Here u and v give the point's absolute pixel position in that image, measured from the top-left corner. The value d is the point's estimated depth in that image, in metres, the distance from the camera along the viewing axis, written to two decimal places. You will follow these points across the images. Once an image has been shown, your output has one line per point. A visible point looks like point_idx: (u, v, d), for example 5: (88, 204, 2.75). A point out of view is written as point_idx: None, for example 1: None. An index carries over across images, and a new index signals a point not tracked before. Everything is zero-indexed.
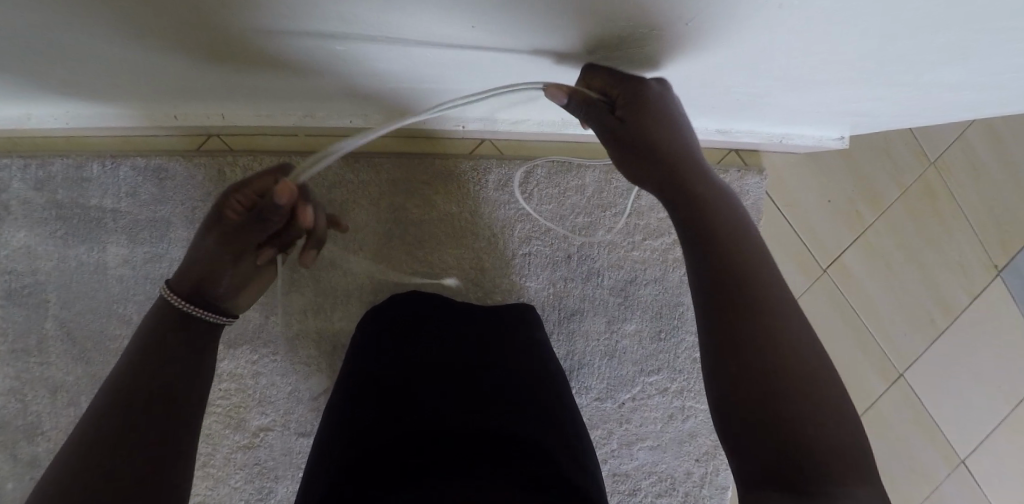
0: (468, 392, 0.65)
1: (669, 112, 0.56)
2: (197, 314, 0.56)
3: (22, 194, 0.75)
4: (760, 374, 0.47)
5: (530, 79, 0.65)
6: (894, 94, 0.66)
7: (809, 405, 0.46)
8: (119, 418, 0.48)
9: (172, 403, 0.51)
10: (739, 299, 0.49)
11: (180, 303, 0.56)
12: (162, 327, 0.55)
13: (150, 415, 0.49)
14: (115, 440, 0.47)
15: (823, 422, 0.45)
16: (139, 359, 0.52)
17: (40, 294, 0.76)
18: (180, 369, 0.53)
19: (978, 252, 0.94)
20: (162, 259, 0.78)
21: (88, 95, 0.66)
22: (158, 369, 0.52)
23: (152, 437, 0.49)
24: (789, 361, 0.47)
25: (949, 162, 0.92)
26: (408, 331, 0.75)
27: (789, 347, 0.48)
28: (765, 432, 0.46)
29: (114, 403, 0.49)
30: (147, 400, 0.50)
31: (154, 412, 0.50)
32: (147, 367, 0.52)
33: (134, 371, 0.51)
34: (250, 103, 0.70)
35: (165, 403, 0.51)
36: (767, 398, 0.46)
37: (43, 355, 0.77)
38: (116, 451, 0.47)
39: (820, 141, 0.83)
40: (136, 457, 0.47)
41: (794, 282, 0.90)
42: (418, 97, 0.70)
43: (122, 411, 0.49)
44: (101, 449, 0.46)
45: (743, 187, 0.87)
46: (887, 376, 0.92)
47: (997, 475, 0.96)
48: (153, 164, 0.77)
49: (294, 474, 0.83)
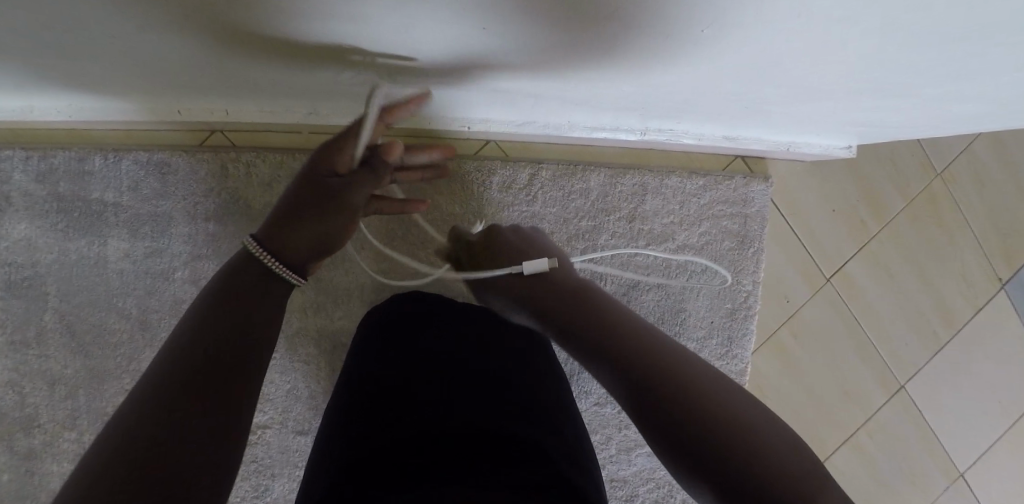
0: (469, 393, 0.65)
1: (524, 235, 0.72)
2: (282, 271, 0.57)
3: (23, 186, 0.75)
4: (693, 428, 0.48)
5: (533, 82, 0.64)
6: (904, 104, 0.65)
7: (745, 437, 0.47)
8: (168, 400, 0.46)
9: (225, 389, 0.48)
10: (645, 370, 0.52)
11: (265, 254, 0.56)
12: (219, 305, 0.52)
13: (201, 401, 0.47)
14: (162, 423, 0.45)
15: (766, 446, 0.47)
16: (193, 338, 0.50)
17: (40, 287, 0.76)
18: (234, 350, 0.51)
19: (983, 265, 0.93)
20: (163, 254, 0.78)
21: (91, 87, 0.65)
22: (211, 350, 0.49)
23: (201, 425, 0.46)
24: (710, 405, 0.49)
25: (955, 173, 0.92)
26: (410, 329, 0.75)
27: (687, 385, 0.51)
28: (725, 481, 0.46)
29: (166, 383, 0.47)
30: (197, 384, 0.47)
31: (205, 397, 0.47)
32: (201, 346, 0.49)
33: (188, 351, 0.49)
34: (253, 99, 0.70)
35: (218, 391, 0.48)
36: (711, 443, 0.47)
37: (42, 348, 0.76)
38: (166, 436, 0.44)
39: (827, 149, 0.82)
40: (182, 446, 0.44)
41: (797, 291, 0.90)
42: (423, 97, 0.70)
43: (173, 393, 0.46)
44: (149, 434, 0.44)
45: (748, 195, 0.86)
46: (888, 387, 0.92)
47: (995, 489, 0.96)
48: (156, 158, 0.76)
49: (291, 472, 0.83)
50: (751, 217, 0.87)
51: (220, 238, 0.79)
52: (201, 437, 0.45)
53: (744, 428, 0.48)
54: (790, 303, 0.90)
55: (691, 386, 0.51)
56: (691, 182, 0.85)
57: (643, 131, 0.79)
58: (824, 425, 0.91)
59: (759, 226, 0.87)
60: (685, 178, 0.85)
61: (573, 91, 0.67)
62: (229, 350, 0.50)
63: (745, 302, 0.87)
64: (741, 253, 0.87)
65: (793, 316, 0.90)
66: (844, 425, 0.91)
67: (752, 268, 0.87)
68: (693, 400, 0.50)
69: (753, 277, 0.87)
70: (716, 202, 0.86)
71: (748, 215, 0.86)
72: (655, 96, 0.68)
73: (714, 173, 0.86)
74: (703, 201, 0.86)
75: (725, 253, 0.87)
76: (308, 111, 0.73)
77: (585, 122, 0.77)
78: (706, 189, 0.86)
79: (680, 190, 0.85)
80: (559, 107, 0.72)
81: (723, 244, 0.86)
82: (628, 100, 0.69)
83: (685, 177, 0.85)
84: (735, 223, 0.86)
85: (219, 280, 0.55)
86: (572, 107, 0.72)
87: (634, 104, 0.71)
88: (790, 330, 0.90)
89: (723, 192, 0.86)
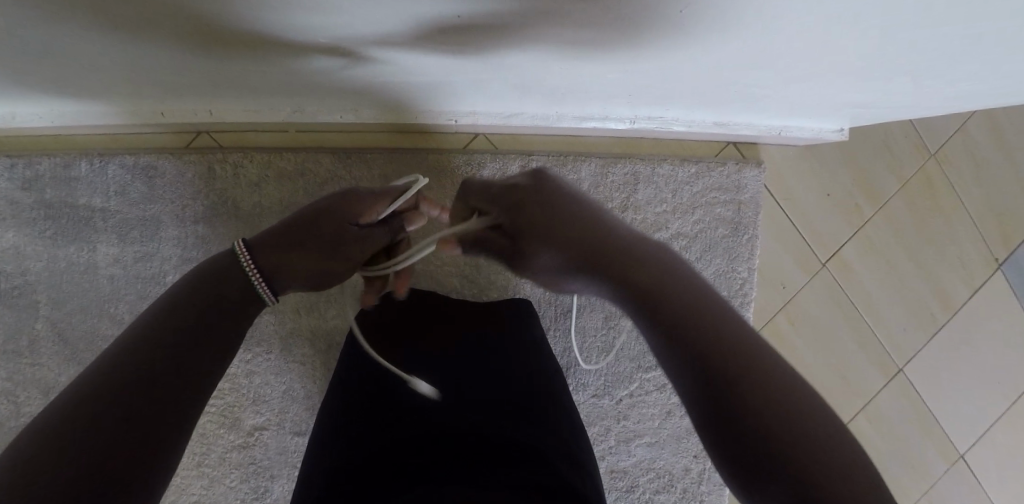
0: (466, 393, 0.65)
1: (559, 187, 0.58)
2: (264, 289, 0.56)
3: (10, 194, 0.74)
4: (768, 440, 0.40)
5: (519, 70, 0.63)
6: (894, 84, 0.64)
7: (784, 414, 0.40)
8: (104, 397, 0.43)
9: (176, 387, 0.46)
10: (681, 332, 0.45)
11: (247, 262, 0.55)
12: (180, 307, 0.51)
13: (138, 404, 0.44)
14: (90, 419, 0.42)
15: (806, 426, 0.40)
16: (146, 336, 0.48)
17: (31, 295, 0.76)
18: (187, 355, 0.48)
19: (978, 245, 0.92)
20: (153, 258, 0.77)
21: (73, 92, 0.65)
22: (161, 351, 0.47)
23: (133, 428, 0.43)
24: (751, 373, 0.42)
25: (949, 153, 0.91)
26: (405, 328, 0.74)
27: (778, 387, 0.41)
28: (758, 461, 0.40)
29: (106, 379, 0.44)
30: (138, 385, 0.45)
31: (145, 401, 0.44)
32: (151, 346, 0.47)
33: (136, 350, 0.46)
34: (237, 98, 0.69)
35: (160, 396, 0.45)
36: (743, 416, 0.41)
37: (35, 356, 0.76)
38: (90, 434, 0.41)
39: (818, 133, 0.81)
40: (106, 448, 0.42)
41: (792, 277, 0.89)
42: (408, 91, 0.69)
43: (109, 390, 0.44)
44: (72, 431, 0.41)
45: (741, 181, 0.85)
46: (886, 370, 0.92)
47: (996, 469, 0.95)
48: (142, 162, 0.76)
49: (290, 473, 0.82)
50: (744, 203, 0.86)
51: (210, 240, 0.78)
52: (129, 441, 0.43)
53: (786, 401, 0.41)
54: (786, 288, 0.89)
55: (735, 354, 0.43)
56: (683, 170, 0.85)
57: (633, 119, 0.79)
58: None
59: (752, 212, 0.86)
60: (677, 166, 0.85)
61: (559, 80, 0.66)
62: (181, 354, 0.48)
63: (741, 290, 0.87)
64: (735, 240, 0.86)
65: (790, 301, 0.90)
66: (844, 409, 0.91)
67: (747, 255, 0.87)
68: (749, 381, 0.42)
69: (748, 264, 0.87)
70: (709, 189, 0.85)
71: (741, 201, 0.86)
72: (643, 83, 0.67)
73: (706, 160, 0.85)
74: (696, 189, 0.85)
75: (719, 240, 0.86)
76: (293, 109, 0.73)
77: (574, 112, 0.76)
78: (698, 176, 0.85)
79: (672, 178, 0.85)
80: (546, 97, 0.72)
81: (717, 231, 0.86)
82: (615, 88, 0.68)
83: (677, 164, 0.85)
84: (728, 210, 0.86)
85: (188, 284, 0.53)
86: (559, 97, 0.72)
87: (621, 92, 0.70)
88: (787, 316, 0.90)
89: (715, 179, 0.85)
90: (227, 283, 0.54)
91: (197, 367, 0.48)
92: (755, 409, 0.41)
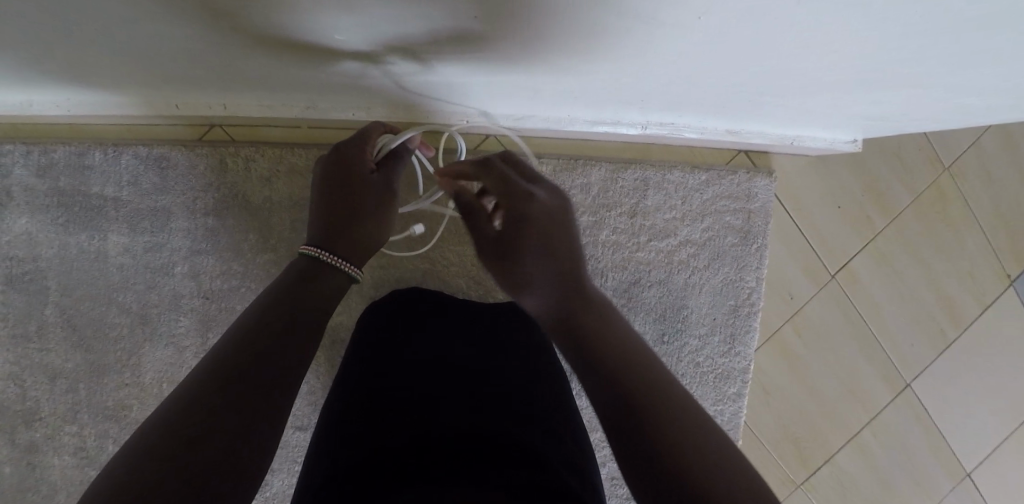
0: (470, 393, 0.64)
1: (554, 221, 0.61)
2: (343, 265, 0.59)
3: (24, 180, 0.75)
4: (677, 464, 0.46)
5: (530, 71, 0.63)
6: (906, 94, 0.63)
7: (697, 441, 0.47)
8: (195, 422, 0.44)
9: (250, 411, 0.47)
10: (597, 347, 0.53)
11: (322, 253, 0.58)
12: (260, 315, 0.52)
13: (229, 416, 0.45)
14: (186, 434, 0.44)
15: (687, 438, 0.47)
16: (230, 349, 0.49)
17: (42, 281, 0.76)
18: (270, 361, 0.49)
19: (990, 261, 0.91)
20: (163, 248, 0.78)
21: (91, 82, 0.66)
22: (245, 364, 0.48)
23: (224, 440, 0.44)
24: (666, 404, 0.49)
25: (963, 167, 0.90)
26: (407, 327, 0.74)
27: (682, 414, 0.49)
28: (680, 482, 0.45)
29: (197, 396, 0.46)
30: (227, 399, 0.46)
31: (239, 421, 0.46)
32: (235, 359, 0.48)
33: (228, 364, 0.48)
34: (249, 93, 0.70)
35: (245, 407, 0.46)
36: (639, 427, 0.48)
37: (43, 342, 0.77)
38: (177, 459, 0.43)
39: (832, 143, 0.81)
40: (200, 469, 0.43)
41: (801, 288, 0.89)
42: (420, 90, 0.70)
43: (201, 405, 0.45)
44: (170, 446, 0.43)
45: (752, 189, 0.85)
46: (893, 385, 0.91)
47: (1003, 489, 0.94)
48: (155, 153, 0.77)
49: (291, 467, 0.83)
50: (755, 212, 0.85)
51: (218, 233, 0.79)
52: (222, 450, 0.44)
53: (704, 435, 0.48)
54: (794, 300, 0.89)
55: (639, 371, 0.51)
56: (693, 177, 0.85)
57: (644, 125, 0.78)
58: (828, 424, 0.90)
59: (762, 221, 0.86)
60: (688, 172, 0.84)
61: (572, 84, 0.66)
62: (265, 372, 0.49)
63: (749, 299, 0.86)
64: (744, 249, 0.86)
65: (798, 312, 0.89)
66: (848, 424, 0.90)
67: (756, 265, 0.86)
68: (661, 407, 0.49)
69: (756, 274, 0.86)
70: (719, 198, 0.85)
71: (751, 210, 0.85)
72: (655, 89, 0.67)
73: (717, 167, 0.85)
74: (706, 196, 0.85)
75: (728, 249, 0.86)
76: (305, 106, 0.73)
77: (586, 115, 0.76)
78: (709, 183, 0.85)
79: (682, 184, 0.84)
80: (558, 99, 0.71)
81: (726, 239, 0.85)
82: (626, 92, 0.68)
83: (687, 171, 0.85)
84: (738, 219, 0.85)
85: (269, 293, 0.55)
86: (572, 100, 0.71)
87: (633, 97, 0.70)
88: (794, 327, 0.89)
89: (726, 186, 0.85)
90: (303, 287, 0.55)
91: (279, 369, 0.50)
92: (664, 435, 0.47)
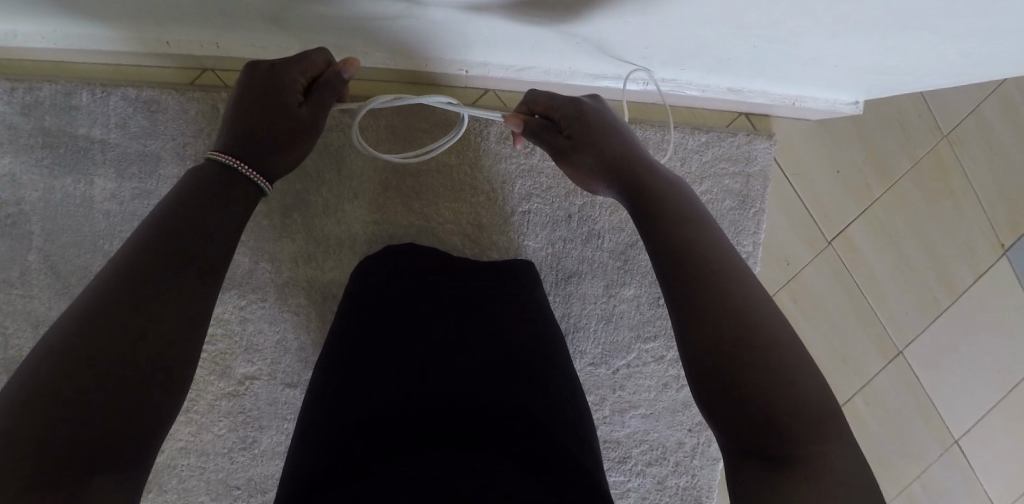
0: (471, 376, 0.63)
1: (602, 117, 0.64)
2: (251, 175, 0.55)
3: (7, 119, 0.73)
4: (738, 384, 0.45)
5: (535, 21, 0.62)
6: (917, 53, 0.63)
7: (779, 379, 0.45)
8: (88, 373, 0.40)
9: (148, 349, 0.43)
10: (689, 272, 0.49)
11: (228, 158, 0.54)
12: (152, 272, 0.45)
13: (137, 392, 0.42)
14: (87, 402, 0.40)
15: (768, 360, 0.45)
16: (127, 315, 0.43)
17: (25, 225, 0.74)
18: (172, 345, 0.44)
19: (986, 230, 0.91)
20: (151, 195, 0.76)
21: (77, 12, 0.63)
22: (139, 349, 0.42)
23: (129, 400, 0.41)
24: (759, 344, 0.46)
25: (962, 136, 0.90)
26: (392, 312, 0.70)
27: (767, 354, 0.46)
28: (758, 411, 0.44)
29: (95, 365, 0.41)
30: (101, 382, 0.40)
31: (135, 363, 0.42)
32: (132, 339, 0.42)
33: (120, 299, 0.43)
34: (244, 32, 0.68)
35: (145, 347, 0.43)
36: (738, 378, 0.45)
37: (26, 288, 0.74)
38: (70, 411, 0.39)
39: (833, 105, 0.80)
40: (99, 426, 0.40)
41: (797, 254, 0.88)
42: (420, 37, 0.68)
43: (67, 392, 0.39)
44: (22, 437, 0.38)
45: (751, 152, 0.84)
46: (886, 352, 0.91)
47: (991, 459, 0.94)
48: (144, 96, 0.74)
49: (278, 424, 0.82)
50: (753, 176, 0.85)
51: None
52: (117, 452, 0.41)
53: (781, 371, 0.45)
54: (790, 265, 0.88)
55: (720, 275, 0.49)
56: (693, 138, 0.84)
57: (646, 81, 0.77)
58: None
59: (761, 185, 0.85)
60: (688, 134, 0.84)
61: (575, 32, 0.65)
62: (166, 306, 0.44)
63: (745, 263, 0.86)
64: (742, 213, 0.85)
65: (793, 278, 0.89)
66: (842, 388, 0.90)
67: (753, 229, 0.85)
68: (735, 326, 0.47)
69: (754, 238, 0.86)
70: (717, 160, 0.84)
71: (750, 174, 0.85)
72: (663, 39, 0.66)
73: (717, 129, 0.84)
74: (705, 158, 0.84)
75: (725, 213, 0.85)
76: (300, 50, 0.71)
77: (589, 68, 0.75)
78: (708, 145, 0.84)
79: (682, 146, 0.84)
80: (561, 50, 0.70)
81: (724, 203, 0.85)
82: (630, 43, 0.67)
83: (688, 132, 0.84)
84: (736, 182, 0.85)
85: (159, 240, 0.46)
86: (574, 51, 0.70)
87: (637, 49, 0.69)
88: (791, 294, 0.89)
89: (725, 149, 0.84)
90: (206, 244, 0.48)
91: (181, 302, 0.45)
92: (745, 368, 0.45)
